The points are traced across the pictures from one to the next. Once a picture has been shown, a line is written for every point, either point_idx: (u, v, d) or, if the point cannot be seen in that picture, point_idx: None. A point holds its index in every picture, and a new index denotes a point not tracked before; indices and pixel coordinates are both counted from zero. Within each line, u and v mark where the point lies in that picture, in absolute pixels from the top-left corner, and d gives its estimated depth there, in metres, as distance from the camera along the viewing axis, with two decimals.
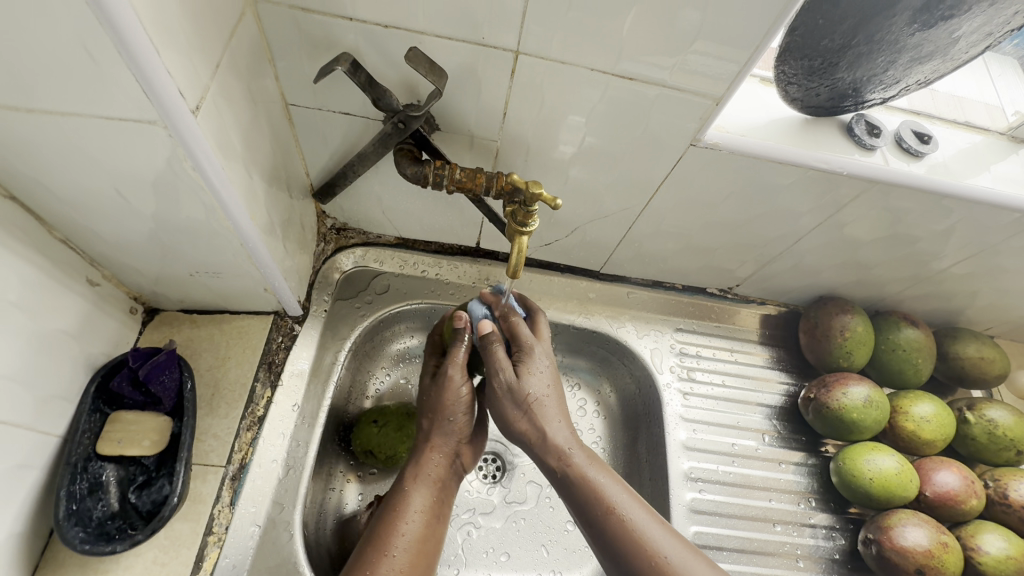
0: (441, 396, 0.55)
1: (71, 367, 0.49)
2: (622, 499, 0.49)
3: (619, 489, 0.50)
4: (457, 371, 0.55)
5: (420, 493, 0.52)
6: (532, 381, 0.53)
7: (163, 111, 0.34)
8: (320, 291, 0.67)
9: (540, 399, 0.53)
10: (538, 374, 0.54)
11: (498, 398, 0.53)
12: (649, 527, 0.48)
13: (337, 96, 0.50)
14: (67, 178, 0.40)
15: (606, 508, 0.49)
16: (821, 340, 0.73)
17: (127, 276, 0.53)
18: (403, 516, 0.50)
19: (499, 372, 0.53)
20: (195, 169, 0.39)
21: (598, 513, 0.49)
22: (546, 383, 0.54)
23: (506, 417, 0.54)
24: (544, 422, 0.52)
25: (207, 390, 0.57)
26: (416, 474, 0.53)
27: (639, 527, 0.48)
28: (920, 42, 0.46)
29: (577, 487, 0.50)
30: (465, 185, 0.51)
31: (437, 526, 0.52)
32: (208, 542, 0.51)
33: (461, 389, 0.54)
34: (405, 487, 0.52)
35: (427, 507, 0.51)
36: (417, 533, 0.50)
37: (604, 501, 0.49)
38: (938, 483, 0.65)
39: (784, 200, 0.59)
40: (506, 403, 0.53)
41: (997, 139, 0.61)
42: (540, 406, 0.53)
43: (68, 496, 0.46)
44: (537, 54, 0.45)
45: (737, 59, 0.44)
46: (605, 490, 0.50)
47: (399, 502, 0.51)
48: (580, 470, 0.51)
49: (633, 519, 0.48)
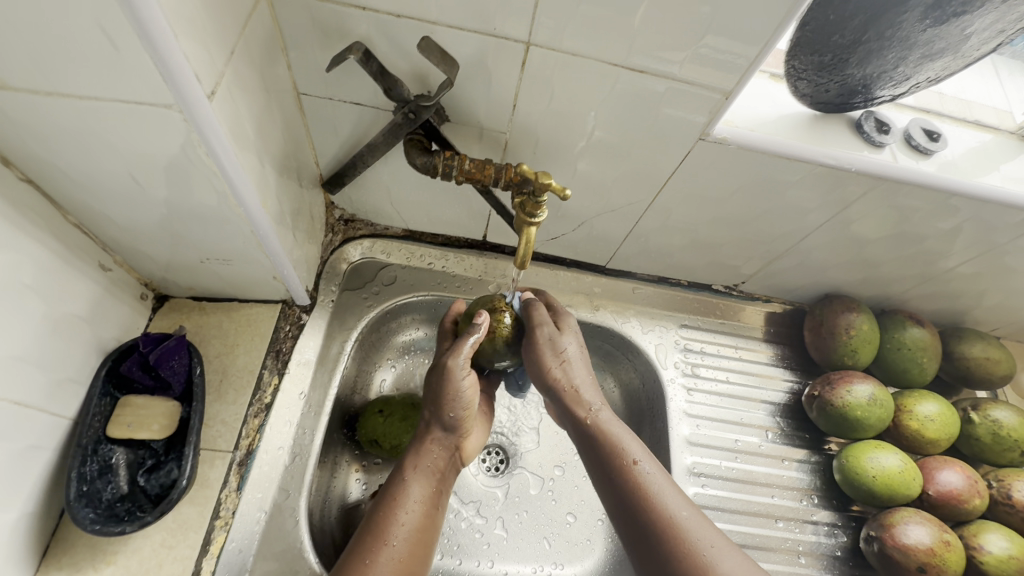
0: (441, 389, 0.55)
1: (83, 350, 0.50)
2: (640, 455, 0.50)
3: (639, 448, 0.51)
4: (457, 366, 0.54)
5: (420, 482, 0.52)
6: (568, 340, 0.57)
7: (180, 96, 0.34)
8: (327, 281, 0.68)
9: (571, 357, 0.56)
10: (574, 336, 0.57)
11: (533, 350, 0.56)
12: (664, 487, 0.48)
13: (348, 86, 0.50)
14: (83, 162, 0.40)
15: (624, 459, 0.50)
16: (826, 338, 0.73)
17: (138, 262, 0.54)
18: (402, 505, 0.50)
19: (540, 324, 0.56)
20: (209, 155, 0.39)
21: (616, 464, 0.50)
22: (578, 351, 0.57)
23: (539, 370, 0.56)
24: (570, 374, 0.55)
25: (215, 377, 0.58)
26: (416, 463, 0.54)
27: (654, 484, 0.48)
28: (931, 38, 0.46)
29: (599, 438, 0.52)
30: (474, 176, 0.51)
31: (435, 515, 0.52)
32: (215, 526, 0.52)
33: (460, 384, 0.54)
34: (404, 477, 0.52)
35: (426, 497, 0.52)
36: (417, 522, 0.50)
37: (623, 453, 0.50)
38: (941, 482, 0.65)
39: (792, 196, 0.59)
40: (543, 353, 0.56)
41: (1006, 138, 0.61)
42: (571, 364, 0.56)
43: (79, 477, 0.47)
44: (548, 46, 0.45)
45: (747, 53, 0.44)
46: (625, 444, 0.51)
47: (398, 492, 0.51)
48: (603, 424, 0.53)
49: (649, 476, 0.48)
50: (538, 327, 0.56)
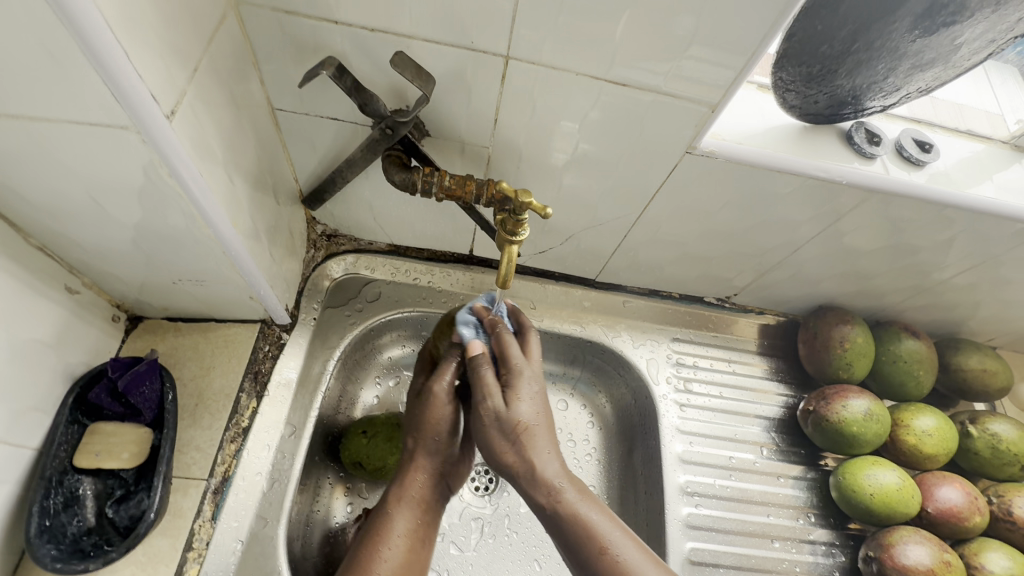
0: (423, 413, 0.54)
1: (49, 376, 0.48)
2: (611, 532, 0.47)
3: (611, 525, 0.48)
4: (440, 391, 0.53)
5: (405, 515, 0.51)
6: (523, 409, 0.50)
7: (136, 118, 0.33)
8: (309, 298, 0.66)
9: (530, 425, 0.50)
10: (530, 397, 0.51)
11: (485, 430, 0.50)
12: (642, 565, 0.46)
13: (324, 102, 0.48)
14: (41, 185, 0.38)
15: (596, 543, 0.47)
16: (820, 351, 0.72)
17: (108, 284, 0.52)
18: (386, 540, 0.49)
19: (487, 399, 0.50)
20: (172, 176, 0.37)
21: (585, 546, 0.47)
22: (537, 408, 0.51)
23: (493, 446, 0.50)
24: (534, 451, 0.49)
25: (191, 401, 0.56)
26: (401, 495, 0.52)
27: (631, 564, 0.46)
28: (920, 49, 0.45)
29: (565, 522, 0.48)
30: (455, 192, 0.49)
31: (422, 550, 0.51)
32: (188, 558, 0.50)
33: (444, 407, 0.54)
34: (389, 509, 0.51)
35: (410, 530, 0.50)
36: (400, 559, 0.49)
37: (595, 537, 0.47)
38: (940, 499, 0.64)
39: (781, 209, 0.58)
40: (494, 432, 0.50)
41: (999, 147, 0.59)
42: (530, 434, 0.50)
43: (41, 511, 0.45)
44: (528, 59, 0.44)
45: (733, 65, 0.42)
46: (594, 523, 0.48)
47: (383, 526, 0.50)
48: (568, 505, 0.48)
49: (626, 559, 0.46)
50: (484, 400, 0.50)
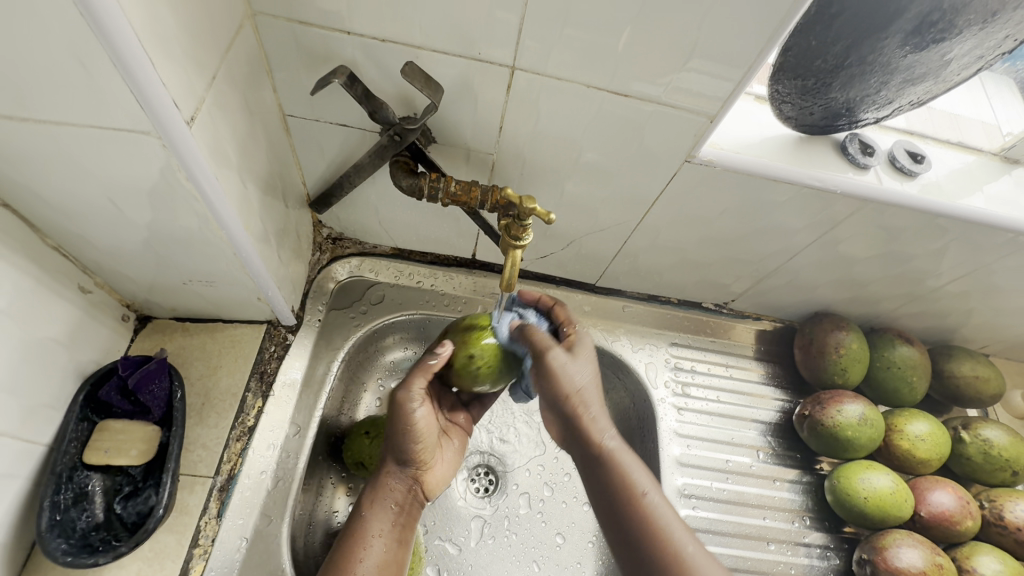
0: (394, 421, 0.55)
1: (61, 374, 0.49)
2: (649, 490, 0.46)
3: (647, 477, 0.47)
4: (409, 394, 0.53)
5: (380, 518, 0.52)
6: (580, 369, 0.52)
7: (158, 123, 0.34)
8: (314, 300, 0.68)
9: (586, 389, 0.51)
10: (583, 366, 0.52)
11: (551, 376, 0.51)
12: (672, 518, 0.44)
13: (334, 109, 0.50)
14: (60, 187, 0.40)
15: (630, 492, 0.45)
16: (816, 356, 0.73)
17: (119, 284, 0.53)
18: (363, 541, 0.50)
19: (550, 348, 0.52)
20: (188, 179, 0.39)
21: (621, 496, 0.45)
22: (591, 375, 0.52)
23: (553, 393, 0.52)
24: (590, 414, 0.50)
25: (198, 400, 0.57)
26: (375, 499, 0.53)
27: (663, 519, 0.44)
28: (911, 64, 0.46)
29: (607, 471, 0.47)
30: (460, 198, 0.50)
31: (399, 550, 0.52)
32: (193, 555, 0.51)
33: (414, 411, 0.54)
34: (362, 513, 0.52)
35: (387, 531, 0.52)
36: (378, 558, 0.50)
37: (630, 486, 0.46)
38: (933, 503, 0.65)
39: (778, 217, 0.60)
40: (551, 383, 0.51)
41: (989, 159, 0.61)
42: (586, 399, 0.51)
43: (51, 506, 0.46)
44: (533, 70, 0.45)
45: (731, 77, 0.44)
46: (635, 479, 0.46)
47: (358, 528, 0.51)
48: (615, 453, 0.48)
49: (658, 508, 0.45)
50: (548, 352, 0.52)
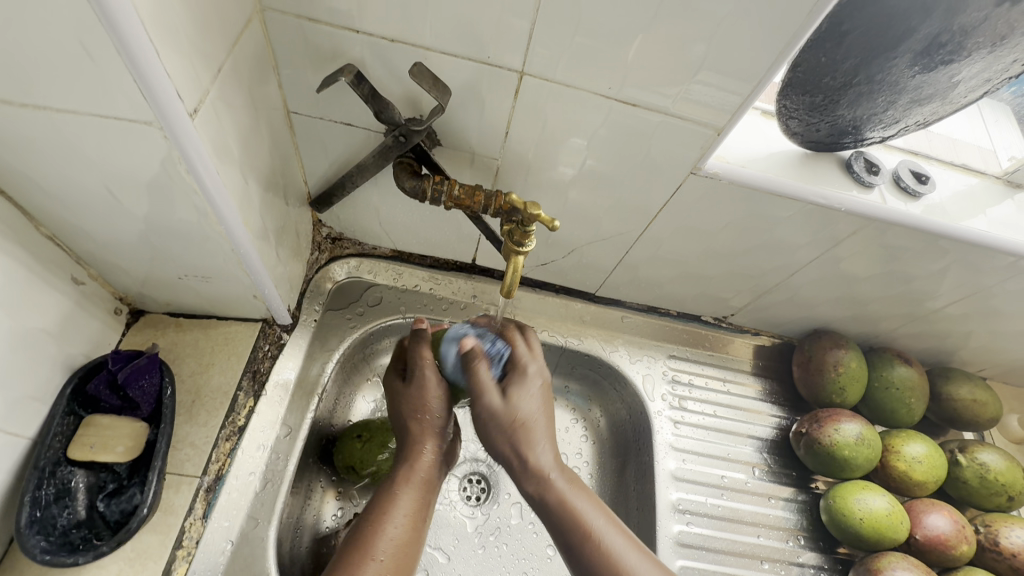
0: (414, 398, 0.53)
1: (49, 366, 0.48)
2: (601, 523, 0.48)
3: (599, 514, 0.49)
4: (427, 372, 0.52)
5: (410, 494, 0.50)
6: (522, 403, 0.49)
7: (160, 113, 0.33)
8: (311, 300, 0.67)
9: (527, 419, 0.49)
10: (528, 392, 0.50)
11: (483, 422, 0.50)
12: (626, 551, 0.47)
13: (340, 107, 0.49)
14: (57, 175, 0.39)
15: (583, 531, 0.47)
16: (814, 374, 0.73)
17: (114, 276, 0.52)
18: (391, 519, 0.48)
19: (483, 390, 0.49)
20: (189, 172, 0.38)
21: (574, 536, 0.47)
22: (541, 404, 0.51)
23: (489, 435, 0.50)
24: (528, 445, 0.49)
25: (188, 397, 0.56)
26: (409, 472, 0.51)
27: (617, 553, 0.47)
28: (919, 84, 0.46)
29: (558, 511, 0.48)
30: (463, 202, 0.50)
31: (422, 530, 0.49)
32: (176, 556, 0.50)
33: (434, 391, 0.52)
34: (394, 487, 0.50)
35: (415, 510, 0.49)
36: (401, 538, 0.47)
37: (583, 524, 0.48)
38: (929, 526, 0.64)
39: (780, 233, 0.60)
40: (492, 427, 0.49)
41: (992, 182, 0.61)
42: (526, 428, 0.49)
43: (32, 502, 0.44)
44: (541, 76, 0.45)
45: (740, 91, 0.44)
46: (587, 514, 0.48)
47: (387, 504, 0.48)
48: (564, 492, 0.49)
49: (612, 544, 0.47)
50: (481, 396, 0.49)
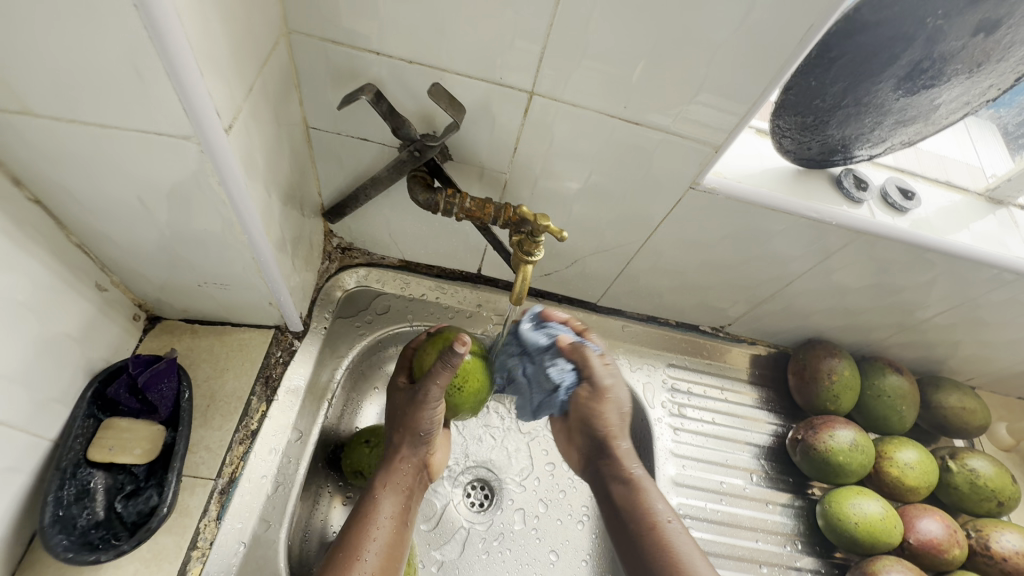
0: (413, 414, 0.56)
1: (72, 369, 0.49)
2: (665, 514, 0.59)
3: (666, 506, 0.60)
4: (428, 396, 0.55)
5: (390, 499, 0.56)
6: (614, 390, 0.63)
7: (200, 130, 0.36)
8: (321, 308, 0.69)
9: (614, 423, 0.63)
10: (620, 391, 0.63)
11: (579, 404, 0.63)
12: (691, 551, 0.56)
13: (357, 124, 0.52)
14: (93, 185, 0.41)
15: (648, 519, 0.58)
16: (809, 382, 0.76)
17: (134, 283, 0.54)
18: (374, 520, 0.53)
19: (592, 376, 0.62)
20: (221, 184, 0.40)
21: (641, 521, 0.58)
22: (623, 408, 0.64)
23: (587, 419, 0.64)
24: (617, 430, 0.64)
25: (203, 401, 0.57)
26: (386, 482, 0.57)
27: (675, 542, 0.57)
28: (903, 106, 0.50)
29: (633, 495, 0.60)
30: (474, 214, 0.52)
31: (404, 532, 0.55)
32: (192, 557, 0.51)
33: (432, 407, 0.55)
34: (375, 494, 0.56)
35: (397, 512, 0.55)
36: (387, 538, 0.53)
37: (650, 514, 0.59)
38: (921, 530, 0.66)
39: (775, 245, 0.62)
40: (583, 411, 0.63)
41: (975, 199, 0.64)
42: (620, 420, 0.64)
43: (55, 501, 0.46)
44: (550, 96, 0.48)
45: (737, 111, 0.47)
46: (654, 501, 0.60)
47: (371, 508, 0.54)
48: (642, 481, 0.62)
49: (674, 535, 0.57)
50: (594, 376, 0.62)
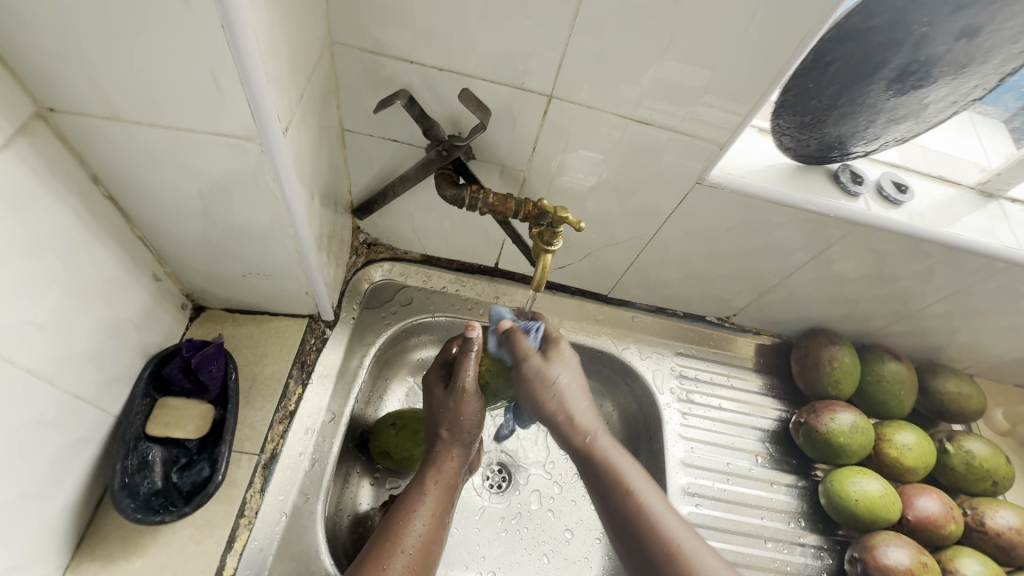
0: (456, 407, 0.61)
1: (132, 351, 0.54)
2: (640, 485, 0.52)
3: (635, 472, 0.53)
4: (468, 386, 0.60)
5: (433, 496, 0.58)
6: (558, 371, 0.58)
7: (263, 132, 0.40)
8: (350, 299, 0.73)
9: (564, 387, 0.57)
10: (562, 361, 0.59)
11: (528, 381, 0.58)
12: (665, 514, 0.50)
13: (389, 126, 0.56)
14: (161, 183, 0.46)
15: (622, 488, 0.52)
16: (811, 369, 0.80)
17: (185, 274, 0.59)
18: (417, 516, 0.56)
19: (527, 357, 0.59)
20: (275, 181, 0.45)
21: (614, 491, 0.52)
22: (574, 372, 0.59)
23: (536, 402, 0.58)
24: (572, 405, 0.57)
25: (246, 384, 0.62)
26: (433, 479, 0.60)
27: (655, 512, 0.50)
28: (894, 106, 0.54)
29: (600, 468, 0.53)
30: (497, 208, 0.56)
31: (444, 530, 0.58)
32: (240, 524, 0.55)
33: (473, 404, 0.61)
34: (419, 490, 0.59)
35: (438, 510, 0.58)
36: (426, 534, 0.55)
37: (624, 482, 0.52)
38: (919, 507, 0.69)
39: (776, 237, 0.66)
40: (534, 385, 0.58)
41: (967, 192, 0.68)
42: (565, 393, 0.57)
43: (121, 469, 0.50)
44: (567, 99, 0.52)
45: (740, 110, 0.51)
46: (625, 475, 0.52)
47: (412, 504, 0.57)
48: (603, 450, 0.54)
49: (648, 505, 0.50)
50: (526, 360, 0.59)
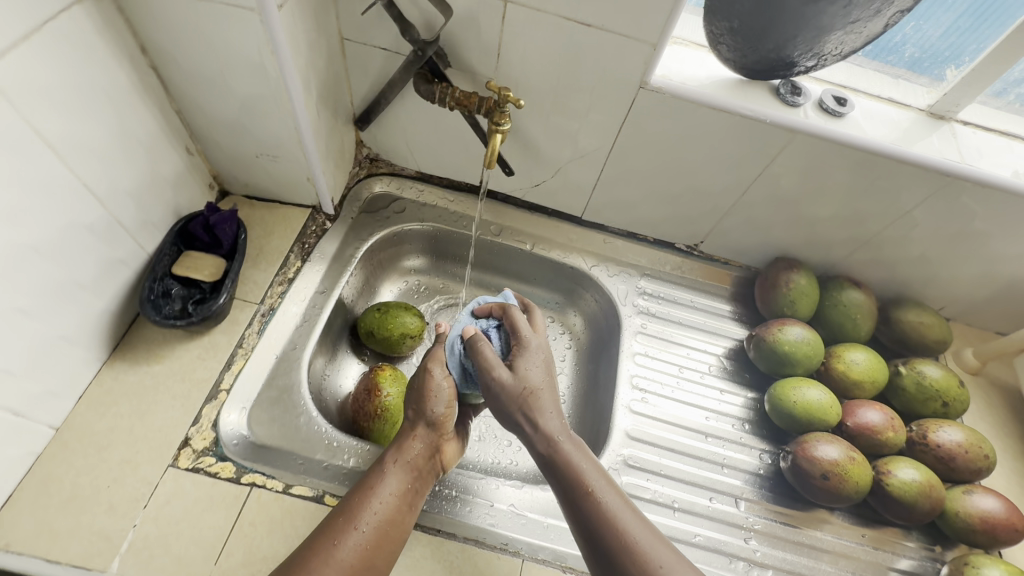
0: (424, 388, 0.63)
1: (166, 206, 0.67)
2: (600, 487, 0.53)
3: (592, 470, 0.55)
4: (436, 367, 0.63)
5: (396, 477, 0.56)
6: (526, 373, 0.59)
7: (258, 3, 0.52)
8: (350, 202, 0.85)
9: (535, 387, 0.58)
10: (533, 364, 0.60)
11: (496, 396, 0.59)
12: (620, 508, 0.52)
13: (377, 33, 0.68)
14: (190, 57, 0.59)
15: (582, 489, 0.53)
16: (769, 291, 0.84)
17: (213, 154, 0.72)
18: (377, 494, 0.54)
19: (493, 369, 0.59)
20: (273, 54, 0.57)
21: (574, 494, 0.53)
22: (541, 374, 0.59)
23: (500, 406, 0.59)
24: (539, 412, 0.57)
25: (254, 252, 0.75)
26: (396, 457, 0.58)
27: (613, 509, 0.51)
28: (815, 15, 0.58)
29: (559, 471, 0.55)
30: (462, 101, 0.66)
31: (406, 513, 0.55)
32: (237, 352, 0.67)
33: (440, 384, 0.62)
34: (382, 469, 0.57)
35: (400, 491, 0.55)
36: (386, 513, 0.53)
37: (584, 485, 0.53)
38: (860, 416, 0.72)
39: (723, 150, 0.72)
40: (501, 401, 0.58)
41: (916, 114, 0.71)
42: (534, 398, 0.58)
43: (148, 288, 0.63)
44: (520, 3, 0.61)
45: (666, 10, 0.58)
46: (584, 471, 0.54)
47: (375, 481, 0.55)
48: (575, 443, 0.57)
49: (609, 506, 0.52)
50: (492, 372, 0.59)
